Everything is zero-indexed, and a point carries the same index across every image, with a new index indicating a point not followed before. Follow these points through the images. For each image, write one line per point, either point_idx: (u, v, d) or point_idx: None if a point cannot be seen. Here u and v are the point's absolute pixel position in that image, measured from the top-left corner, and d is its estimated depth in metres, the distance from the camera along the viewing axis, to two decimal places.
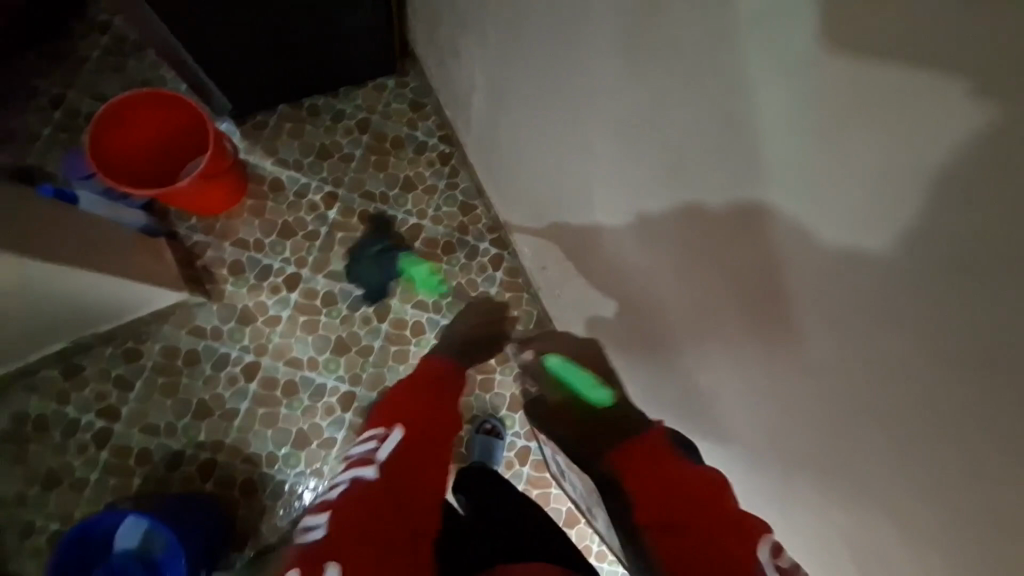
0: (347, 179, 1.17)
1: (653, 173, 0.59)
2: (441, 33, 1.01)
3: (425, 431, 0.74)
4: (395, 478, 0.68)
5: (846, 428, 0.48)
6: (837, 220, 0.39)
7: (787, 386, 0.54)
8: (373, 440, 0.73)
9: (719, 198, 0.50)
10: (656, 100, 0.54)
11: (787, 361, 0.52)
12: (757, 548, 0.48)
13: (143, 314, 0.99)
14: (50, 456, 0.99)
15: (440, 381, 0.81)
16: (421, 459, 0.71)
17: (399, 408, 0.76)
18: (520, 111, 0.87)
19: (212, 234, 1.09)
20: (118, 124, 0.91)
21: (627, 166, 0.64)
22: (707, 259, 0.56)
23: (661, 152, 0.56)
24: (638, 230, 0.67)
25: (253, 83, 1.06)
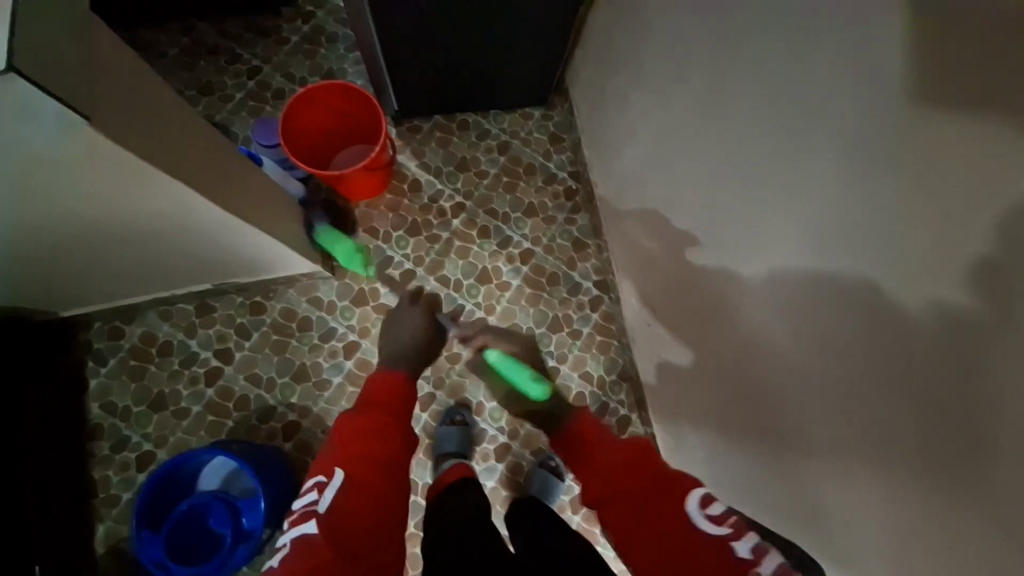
0: (477, 194, 1.23)
1: (818, 268, 0.59)
2: (609, 83, 1.07)
3: (373, 473, 0.71)
4: (344, 534, 0.63)
5: None
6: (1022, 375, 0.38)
7: (917, 514, 0.50)
8: (314, 490, 0.69)
9: (899, 326, 0.49)
10: (863, 218, 0.52)
11: (907, 492, 0.51)
12: (686, 502, 0.60)
13: (278, 275, 1.08)
14: (164, 381, 1.08)
15: (386, 401, 0.85)
16: (369, 506, 0.67)
17: (346, 450, 0.73)
18: (673, 172, 0.90)
19: (351, 218, 1.17)
20: (308, 104, 1.01)
21: (795, 265, 0.63)
22: (858, 361, 0.55)
23: (846, 267, 0.55)
24: (778, 310, 0.68)
25: (422, 90, 1.15)
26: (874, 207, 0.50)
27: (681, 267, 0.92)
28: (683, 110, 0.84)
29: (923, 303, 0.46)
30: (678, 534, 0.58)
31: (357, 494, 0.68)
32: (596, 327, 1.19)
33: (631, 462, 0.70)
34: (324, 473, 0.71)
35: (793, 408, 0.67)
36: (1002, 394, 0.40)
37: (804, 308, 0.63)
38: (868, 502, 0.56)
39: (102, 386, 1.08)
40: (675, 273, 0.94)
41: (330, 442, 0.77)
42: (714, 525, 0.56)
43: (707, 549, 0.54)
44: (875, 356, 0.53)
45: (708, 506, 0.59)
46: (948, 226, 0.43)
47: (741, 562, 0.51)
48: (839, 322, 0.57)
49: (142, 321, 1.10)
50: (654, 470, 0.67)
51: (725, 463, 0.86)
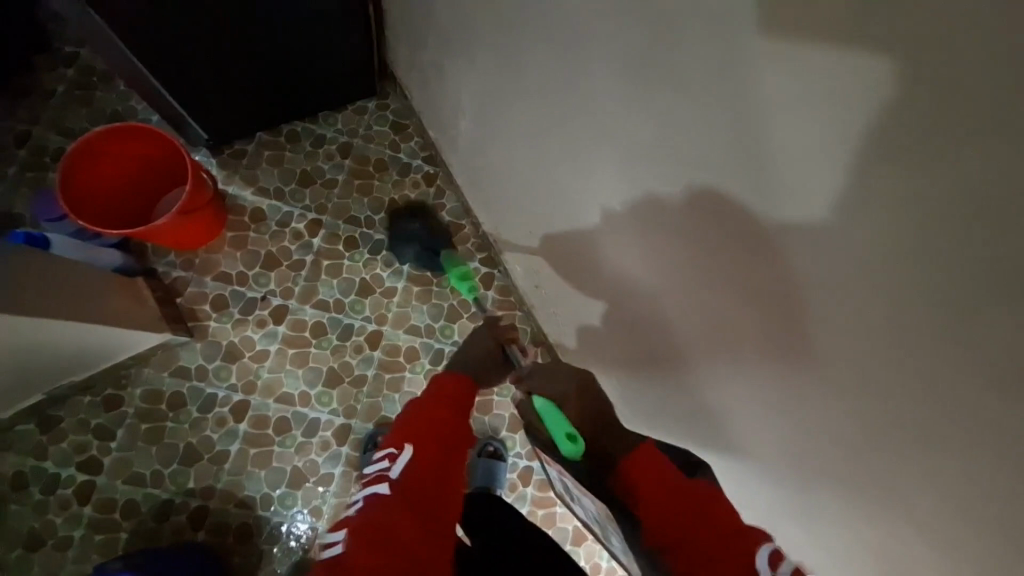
0: (331, 206, 1.14)
1: (644, 192, 0.58)
2: (424, 57, 1.01)
3: (439, 453, 0.69)
4: (412, 501, 0.64)
5: (871, 458, 0.44)
6: (808, 238, 0.39)
7: (791, 401, 0.51)
8: (385, 458, 0.69)
9: (717, 232, 0.49)
10: (663, 134, 0.50)
11: (775, 373, 0.51)
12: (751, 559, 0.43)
13: (124, 357, 0.95)
14: (30, 516, 0.93)
15: (462, 398, 0.77)
16: (430, 479, 0.66)
17: (415, 427, 0.71)
18: (505, 132, 0.87)
19: (192, 268, 1.05)
20: (91, 157, 0.88)
21: (626, 198, 0.62)
22: (701, 274, 0.54)
23: (663, 187, 0.53)
24: (627, 244, 0.67)
25: (228, 110, 1.03)
26: (667, 123, 0.49)
27: (543, 223, 0.89)
28: (493, 65, 0.80)
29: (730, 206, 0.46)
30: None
31: (426, 470, 0.67)
32: (495, 303, 1.15)
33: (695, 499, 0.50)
34: (394, 445, 0.70)
35: (671, 331, 0.67)
36: (797, 256, 0.41)
37: (647, 235, 0.61)
38: (747, 394, 0.57)
39: None
40: (540, 230, 0.92)
41: (399, 420, 0.75)
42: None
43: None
44: (712, 267, 0.52)
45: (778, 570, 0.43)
46: (730, 121, 0.42)
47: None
48: (674, 242, 0.56)
49: None
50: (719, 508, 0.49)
51: (637, 401, 0.86)
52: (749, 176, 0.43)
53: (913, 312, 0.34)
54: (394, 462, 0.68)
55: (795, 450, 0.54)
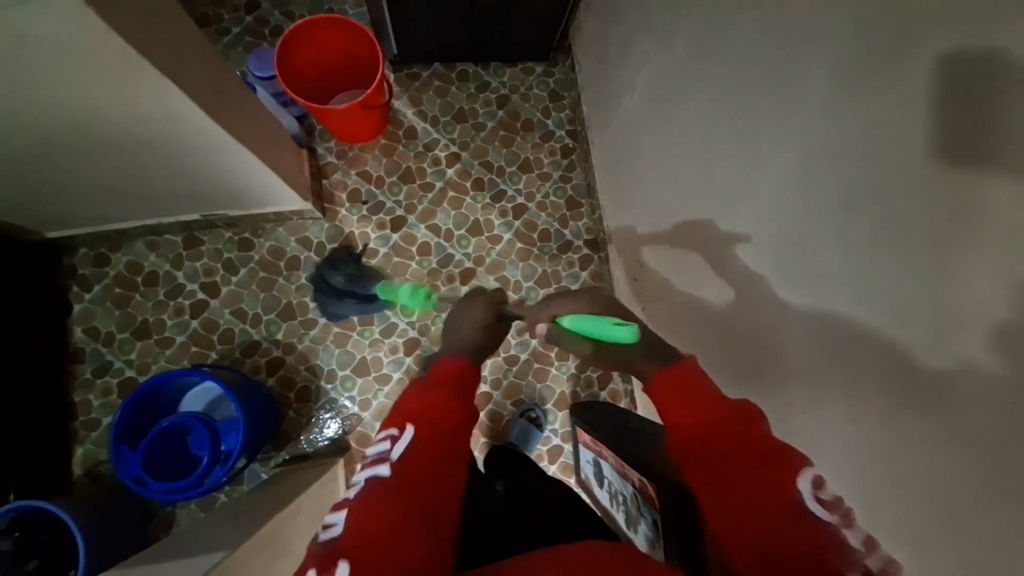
0: (473, 146, 1.22)
1: (799, 208, 0.59)
2: (611, 37, 1.05)
3: (435, 442, 0.59)
4: (412, 494, 0.54)
5: (952, 527, 0.42)
6: (990, 273, 0.37)
7: (886, 450, 0.48)
8: (386, 437, 0.59)
9: (865, 290, 0.49)
10: (852, 180, 0.50)
11: (873, 435, 0.50)
12: (796, 481, 0.46)
13: (269, 212, 1.09)
14: (149, 310, 1.08)
15: (460, 384, 0.68)
16: (427, 471, 0.56)
17: (416, 406, 0.62)
18: (666, 127, 0.89)
19: (343, 159, 1.17)
20: (304, 38, 1.00)
21: (781, 221, 0.62)
22: (837, 292, 0.53)
23: (824, 199, 0.55)
24: (755, 255, 0.68)
25: (423, 35, 1.13)
26: (862, 167, 0.49)
27: (669, 220, 0.91)
28: (679, 61, 0.83)
29: (887, 271, 0.47)
30: (783, 530, 0.44)
31: (427, 456, 0.57)
32: (585, 285, 1.19)
33: (734, 431, 0.52)
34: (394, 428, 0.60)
35: (767, 348, 0.67)
36: (969, 290, 0.39)
37: (788, 267, 0.61)
38: (831, 449, 0.56)
39: (85, 310, 1.07)
40: (661, 224, 0.94)
41: (404, 398, 0.65)
42: (823, 511, 0.44)
43: (814, 539, 0.42)
44: (845, 316, 0.52)
45: (820, 493, 0.45)
46: (936, 138, 0.41)
47: (844, 549, 0.41)
48: (816, 268, 0.56)
49: (128, 250, 1.09)
50: (746, 435, 0.52)
51: None
52: (957, 204, 0.40)
53: None
54: (395, 444, 0.58)
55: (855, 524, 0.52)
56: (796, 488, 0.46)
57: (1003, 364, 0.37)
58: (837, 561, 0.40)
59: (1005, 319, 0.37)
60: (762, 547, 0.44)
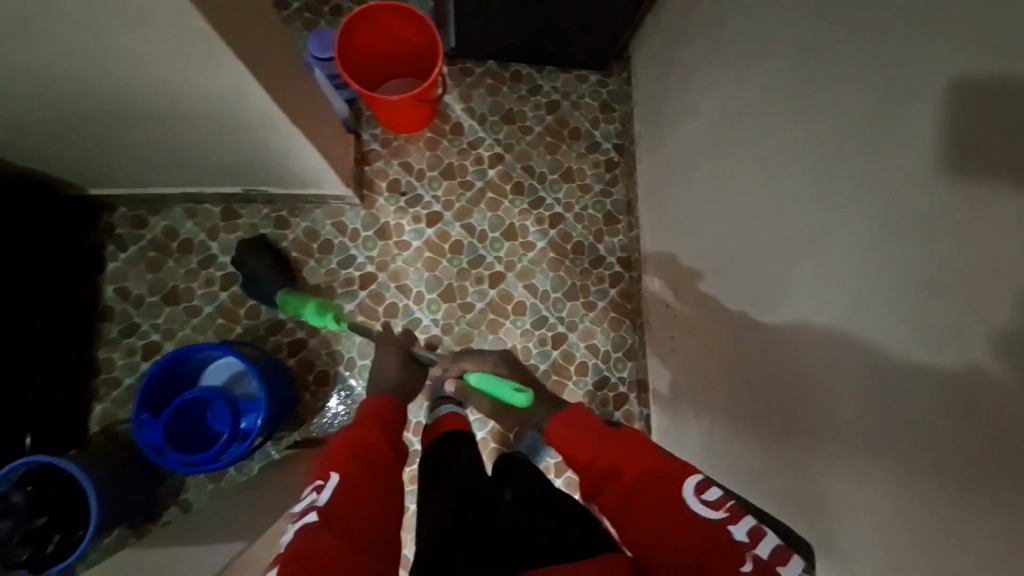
0: (517, 149, 1.21)
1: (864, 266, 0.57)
2: (676, 59, 1.03)
3: (365, 477, 0.65)
4: (344, 526, 0.58)
5: None
6: None
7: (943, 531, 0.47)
8: (310, 489, 0.63)
9: (943, 366, 0.47)
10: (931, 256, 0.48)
11: (925, 512, 0.49)
12: (682, 489, 0.55)
13: (308, 193, 1.08)
14: (179, 277, 1.09)
15: (392, 420, 0.80)
16: (362, 503, 0.62)
17: (343, 453, 0.68)
18: (722, 157, 0.87)
19: (387, 147, 1.16)
20: (369, 23, 0.99)
21: (839, 276, 0.60)
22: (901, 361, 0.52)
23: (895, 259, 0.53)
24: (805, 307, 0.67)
25: (483, 31, 1.12)
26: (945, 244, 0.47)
27: (711, 253, 0.90)
28: (746, 92, 0.81)
29: (970, 348, 0.44)
30: (681, 531, 0.52)
31: (355, 495, 0.62)
32: (612, 303, 1.18)
33: (623, 450, 0.63)
34: (319, 476, 0.65)
35: (810, 402, 0.65)
36: None
37: (846, 324, 0.59)
38: (876, 514, 0.54)
39: (118, 270, 1.09)
40: (705, 256, 0.92)
41: (327, 449, 0.72)
42: (714, 513, 0.52)
43: (707, 537, 0.50)
44: (909, 385, 0.50)
45: (705, 493, 0.54)
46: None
47: (738, 545, 0.49)
48: (878, 329, 0.54)
49: (165, 215, 1.10)
50: (644, 456, 0.61)
51: (723, 449, 0.86)
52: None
53: None
54: (320, 490, 0.62)
55: None
56: (684, 494, 0.54)
57: None
58: (732, 558, 0.48)
59: None
60: (669, 551, 0.51)
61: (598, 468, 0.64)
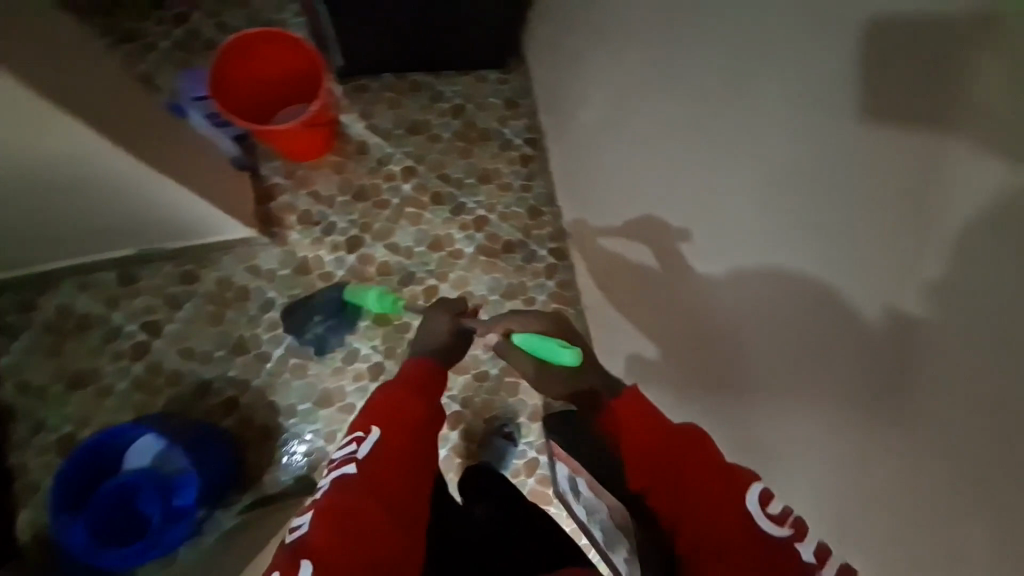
0: (429, 159, 1.18)
1: (763, 224, 0.58)
2: (565, 45, 1.03)
3: (400, 446, 0.67)
4: (376, 489, 0.63)
5: (922, 533, 0.43)
6: (946, 295, 0.40)
7: (860, 466, 0.49)
8: (353, 441, 0.68)
9: (839, 306, 0.49)
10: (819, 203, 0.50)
11: (841, 449, 0.51)
12: (745, 501, 0.52)
13: (211, 241, 1.02)
14: (85, 358, 1.00)
15: (429, 386, 0.74)
16: (393, 471, 0.65)
17: (386, 408, 0.70)
18: (624, 136, 0.87)
19: (291, 179, 1.11)
20: (244, 53, 0.94)
21: (743, 236, 0.62)
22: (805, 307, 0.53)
23: (787, 210, 0.54)
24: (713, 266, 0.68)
25: (369, 45, 1.08)
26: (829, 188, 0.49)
27: (625, 231, 0.91)
28: (633, 69, 0.81)
29: (857, 284, 0.47)
30: (748, 555, 0.49)
31: (390, 458, 0.66)
32: (552, 295, 1.16)
33: (679, 451, 0.58)
34: (361, 429, 0.69)
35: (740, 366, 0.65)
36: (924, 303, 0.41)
37: (753, 278, 0.60)
38: (812, 458, 0.55)
39: (14, 361, 0.99)
40: (623, 236, 0.92)
41: (373, 400, 0.72)
42: (779, 528, 0.49)
43: (772, 559, 0.48)
44: (816, 329, 0.52)
45: (770, 506, 0.51)
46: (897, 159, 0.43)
47: (803, 565, 0.47)
48: (785, 281, 0.56)
49: (57, 292, 1.00)
50: (702, 462, 0.56)
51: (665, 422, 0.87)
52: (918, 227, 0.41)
53: None
54: (361, 444, 0.67)
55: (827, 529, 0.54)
56: (748, 506, 0.51)
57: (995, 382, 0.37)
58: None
59: (965, 338, 0.39)
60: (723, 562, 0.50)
61: (660, 467, 0.59)
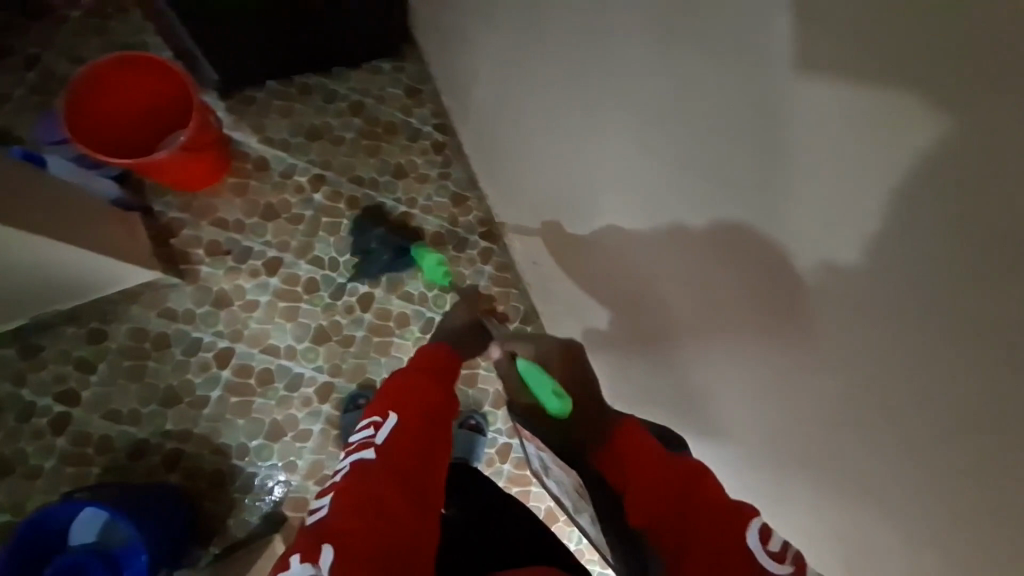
0: (336, 163, 1.12)
1: (650, 173, 0.56)
2: (444, 20, 0.98)
3: (420, 425, 0.63)
4: (397, 468, 0.58)
5: (847, 442, 0.44)
6: (809, 217, 0.39)
7: (783, 390, 0.50)
8: (370, 426, 0.64)
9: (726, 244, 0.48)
10: (688, 143, 0.49)
11: (765, 376, 0.51)
12: (746, 537, 0.44)
13: (112, 292, 0.95)
14: (1, 443, 0.92)
15: (444, 369, 0.71)
16: (414, 450, 0.60)
17: (402, 390, 0.66)
18: (520, 106, 0.84)
19: (189, 211, 1.04)
20: (94, 89, 0.88)
21: (636, 188, 0.60)
22: (696, 249, 0.53)
23: (664, 154, 0.53)
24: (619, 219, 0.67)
25: (242, 54, 1.01)
26: (694, 126, 0.48)
27: (543, 202, 0.89)
28: (508, 35, 0.78)
29: (736, 217, 0.46)
30: None
31: (408, 437, 0.61)
32: (492, 279, 1.13)
33: (679, 484, 0.50)
34: (379, 413, 0.65)
35: (667, 317, 0.65)
36: (794, 226, 0.41)
37: (653, 227, 0.59)
38: (743, 390, 0.56)
39: None
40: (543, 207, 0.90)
41: (388, 384, 0.69)
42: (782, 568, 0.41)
43: None
44: (709, 269, 0.52)
45: (771, 543, 0.43)
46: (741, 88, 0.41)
47: None
48: (681, 227, 0.54)
49: None
50: (699, 494, 0.48)
51: (616, 383, 0.87)
52: (773, 150, 0.40)
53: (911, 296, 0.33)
54: (379, 428, 0.63)
55: (773, 450, 0.55)
56: (748, 543, 0.43)
57: (866, 294, 0.37)
58: None
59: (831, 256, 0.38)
60: None
61: (659, 507, 0.49)
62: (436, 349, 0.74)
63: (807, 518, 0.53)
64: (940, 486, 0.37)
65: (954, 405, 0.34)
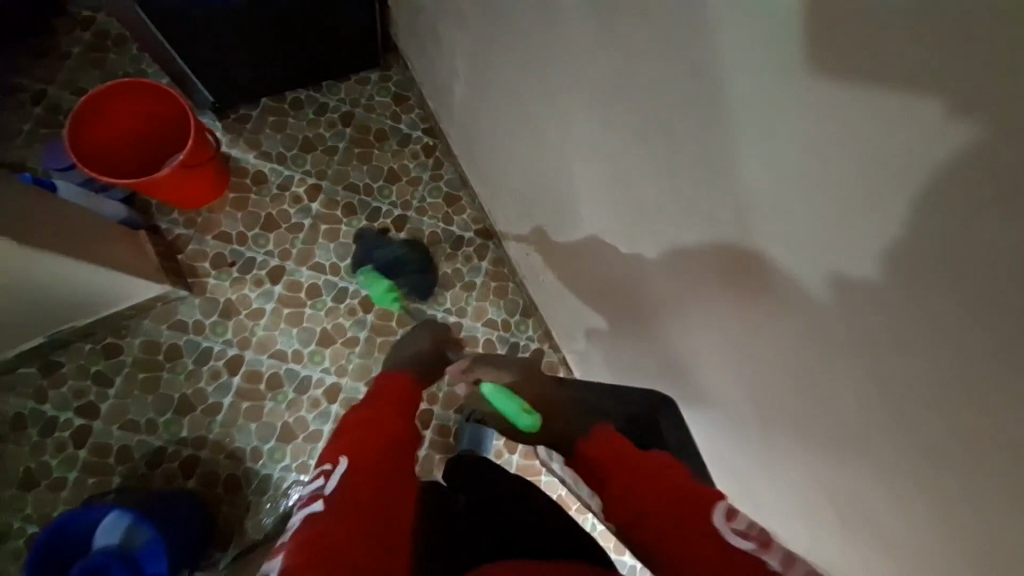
0: (331, 172, 1.16)
1: (617, 144, 0.58)
2: (423, 25, 1.02)
3: (375, 465, 0.59)
4: (352, 514, 0.53)
5: (830, 380, 0.45)
6: (767, 161, 0.41)
7: (765, 339, 0.51)
8: (320, 476, 0.60)
9: (696, 201, 0.50)
10: (646, 109, 0.51)
11: (747, 327, 0.53)
12: (712, 516, 0.46)
13: (124, 307, 0.99)
14: (26, 457, 0.97)
15: (403, 404, 0.71)
16: (370, 493, 0.56)
17: (353, 434, 0.63)
18: (497, 100, 0.87)
19: (194, 227, 1.09)
20: (95, 114, 0.92)
21: (608, 161, 0.62)
22: (672, 211, 0.55)
23: (626, 123, 0.55)
24: (595, 195, 0.69)
25: (234, 74, 1.06)
26: (646, 90, 0.50)
27: (527, 191, 0.91)
28: (480, 31, 0.81)
29: (700, 173, 0.48)
30: None
31: (362, 479, 0.57)
32: (488, 274, 1.16)
33: (649, 477, 0.53)
34: (328, 462, 0.61)
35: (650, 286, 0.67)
36: (752, 174, 0.42)
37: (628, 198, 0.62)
38: (729, 347, 0.57)
39: None
40: (527, 196, 0.92)
41: (340, 431, 0.66)
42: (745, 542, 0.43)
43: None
44: (684, 227, 0.54)
45: (736, 522, 0.45)
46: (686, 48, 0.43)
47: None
48: (653, 194, 0.56)
49: None
50: (671, 484, 0.51)
51: (613, 362, 0.88)
52: (723, 102, 0.42)
53: (865, 221, 0.35)
54: (329, 478, 0.58)
55: (760, 403, 0.57)
56: (715, 523, 0.46)
57: (829, 229, 0.38)
58: None
59: (793, 195, 0.40)
60: None
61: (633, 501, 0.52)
62: (393, 386, 0.75)
63: (801, 466, 0.54)
64: (919, 406, 0.38)
65: (925, 322, 0.35)
